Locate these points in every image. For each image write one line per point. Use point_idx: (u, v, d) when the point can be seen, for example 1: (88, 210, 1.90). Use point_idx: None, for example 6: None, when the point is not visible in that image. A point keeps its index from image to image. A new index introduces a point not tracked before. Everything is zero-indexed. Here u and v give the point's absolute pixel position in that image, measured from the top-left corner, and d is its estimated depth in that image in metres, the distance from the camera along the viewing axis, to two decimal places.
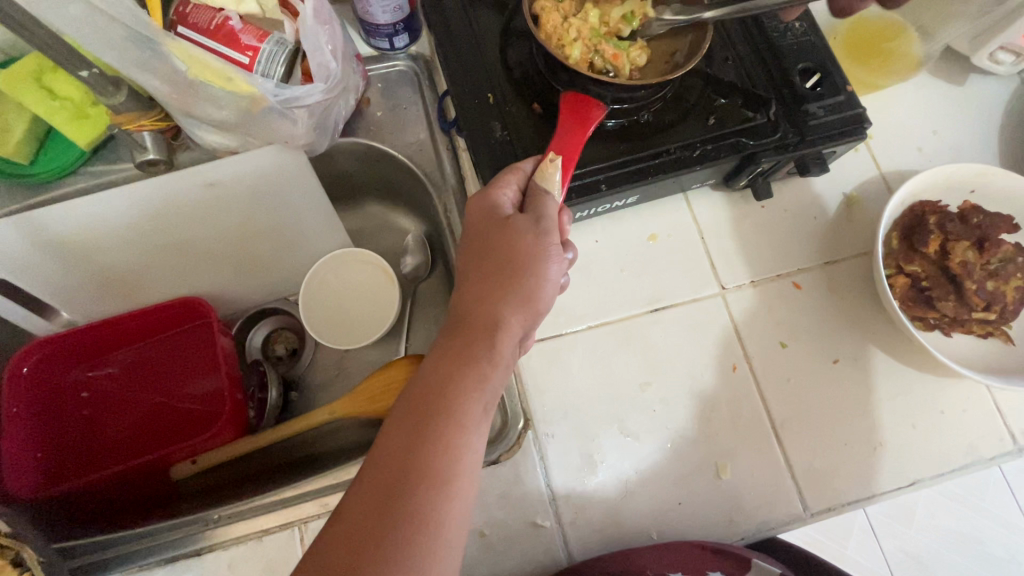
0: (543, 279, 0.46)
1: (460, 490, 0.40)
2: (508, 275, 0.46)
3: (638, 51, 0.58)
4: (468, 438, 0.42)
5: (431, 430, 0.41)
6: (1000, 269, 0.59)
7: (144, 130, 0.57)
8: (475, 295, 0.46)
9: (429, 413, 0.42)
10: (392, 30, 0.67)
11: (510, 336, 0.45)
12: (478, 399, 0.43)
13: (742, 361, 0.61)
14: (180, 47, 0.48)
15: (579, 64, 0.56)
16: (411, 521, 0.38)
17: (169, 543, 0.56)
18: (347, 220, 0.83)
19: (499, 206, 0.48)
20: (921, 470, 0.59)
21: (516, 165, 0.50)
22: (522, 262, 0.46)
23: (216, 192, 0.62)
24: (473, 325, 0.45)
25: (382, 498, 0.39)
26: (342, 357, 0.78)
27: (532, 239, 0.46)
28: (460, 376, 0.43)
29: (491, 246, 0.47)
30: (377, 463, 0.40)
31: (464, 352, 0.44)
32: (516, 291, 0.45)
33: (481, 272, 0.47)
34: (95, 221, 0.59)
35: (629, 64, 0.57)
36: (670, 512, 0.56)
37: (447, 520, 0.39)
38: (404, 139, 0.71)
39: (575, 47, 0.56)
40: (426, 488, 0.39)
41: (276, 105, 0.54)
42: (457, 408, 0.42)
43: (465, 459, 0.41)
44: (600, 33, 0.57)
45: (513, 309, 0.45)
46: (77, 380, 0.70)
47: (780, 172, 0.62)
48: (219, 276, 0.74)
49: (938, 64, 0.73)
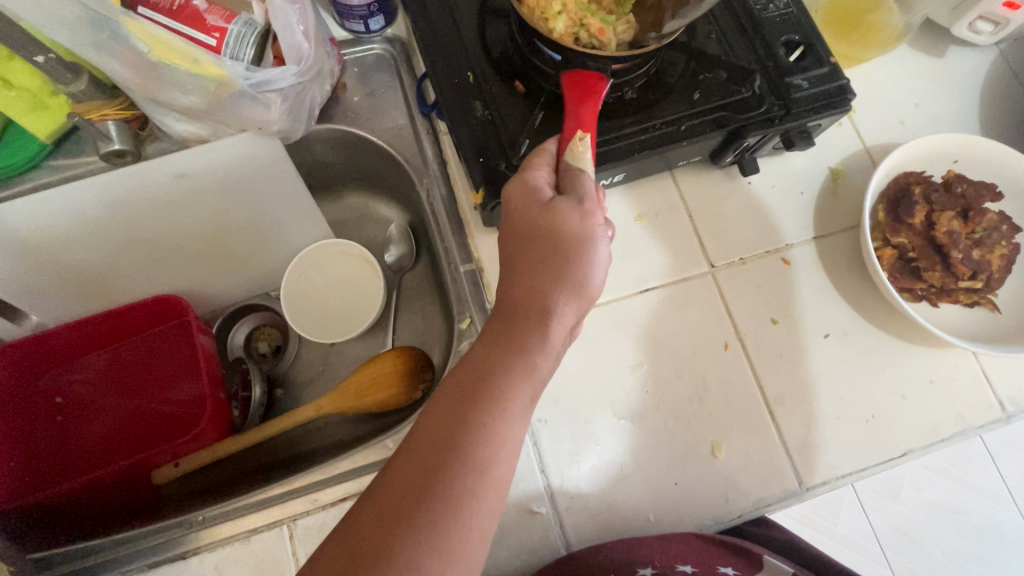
0: (590, 267, 0.44)
1: (499, 479, 0.39)
2: (556, 263, 0.44)
3: (625, 25, 0.54)
4: (512, 427, 0.41)
5: (477, 414, 0.40)
6: (983, 237, 0.60)
7: (107, 120, 0.54)
8: (525, 281, 0.44)
9: (475, 398, 0.40)
10: (366, 12, 0.65)
11: (561, 325, 0.43)
12: (528, 389, 0.41)
13: (734, 339, 0.61)
14: (139, 25, 0.45)
15: (563, 37, 0.52)
16: (449, 506, 0.37)
17: (154, 547, 0.54)
18: (327, 211, 0.81)
19: (537, 186, 0.47)
20: (913, 441, 0.58)
21: (542, 147, 0.49)
22: (569, 246, 0.44)
23: (189, 183, 0.59)
24: (525, 311, 0.43)
25: (420, 480, 0.38)
26: (327, 352, 0.76)
27: (579, 223, 0.45)
28: (507, 363, 0.41)
29: (535, 231, 0.45)
30: (417, 442, 0.39)
31: (512, 340, 0.42)
32: (565, 280, 0.44)
33: (528, 259, 0.45)
34: (60, 216, 0.56)
35: (616, 39, 0.53)
36: (665, 494, 0.56)
37: (483, 508, 0.38)
38: (382, 124, 0.70)
39: (559, 20, 0.52)
40: (466, 473, 0.38)
41: (248, 89, 0.52)
42: (504, 396, 0.40)
43: (507, 448, 0.40)
44: (585, 5, 0.53)
45: (565, 299, 0.44)
46: (50, 385, 0.68)
47: (766, 147, 0.61)
48: (195, 272, 0.71)
49: (917, 36, 0.72)
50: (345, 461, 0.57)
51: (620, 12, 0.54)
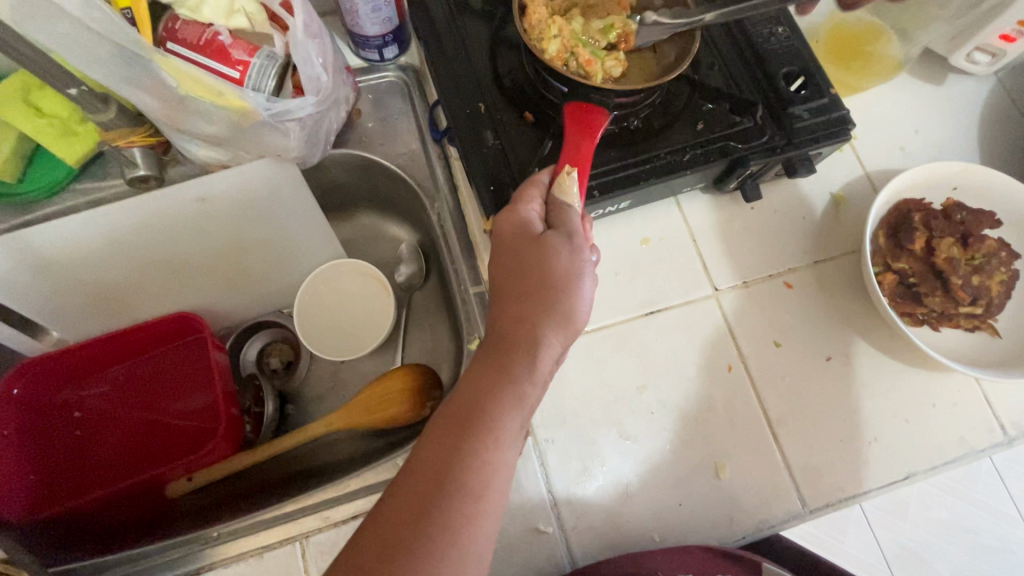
0: (577, 298, 0.46)
1: (493, 505, 0.40)
2: (546, 295, 0.45)
3: (614, 62, 0.57)
4: (505, 454, 0.42)
5: (468, 445, 0.41)
6: (983, 264, 0.61)
7: (133, 146, 0.57)
8: (514, 312, 0.46)
9: (468, 428, 0.42)
10: (381, 42, 0.68)
11: (549, 354, 0.45)
12: (518, 418, 0.43)
13: (737, 361, 0.62)
14: (170, 62, 0.47)
15: (553, 59, 0.56)
16: (447, 534, 0.38)
17: (168, 563, 0.56)
18: (339, 231, 0.83)
19: (529, 222, 0.48)
20: (916, 464, 0.59)
21: (535, 177, 0.51)
22: (557, 280, 0.46)
23: (209, 207, 0.62)
24: (513, 342, 0.45)
25: (417, 509, 0.39)
26: (337, 369, 0.78)
27: (568, 259, 0.47)
28: (498, 393, 0.43)
29: (524, 264, 0.47)
30: (413, 473, 0.41)
31: (502, 369, 0.44)
32: (554, 312, 0.45)
33: (516, 290, 0.46)
34: (85, 238, 0.59)
35: (601, 72, 0.57)
36: (669, 513, 0.56)
37: (480, 534, 0.39)
38: (395, 149, 0.72)
39: (553, 43, 0.57)
40: (460, 501, 0.39)
41: (268, 120, 0.54)
42: (496, 425, 0.42)
43: (500, 474, 0.41)
44: (579, 37, 0.58)
45: (552, 330, 0.45)
46: (69, 399, 0.69)
47: (769, 174, 0.63)
48: (212, 290, 0.74)
49: (917, 65, 0.74)
50: (356, 479, 0.58)
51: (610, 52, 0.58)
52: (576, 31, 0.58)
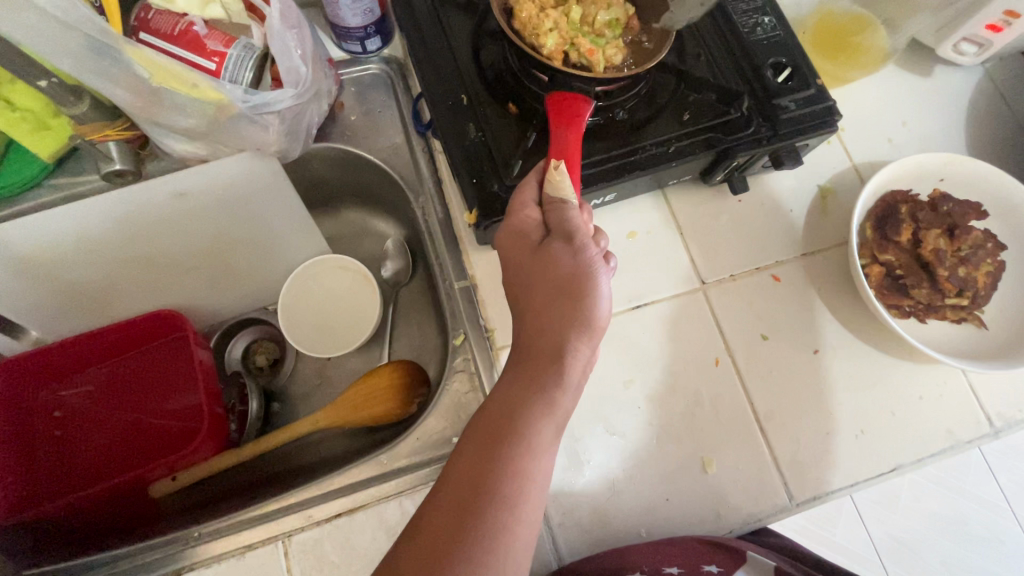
0: (597, 300, 0.45)
1: (528, 513, 0.40)
2: (565, 300, 0.45)
3: (614, 50, 0.56)
4: (540, 462, 0.42)
5: (502, 453, 0.41)
6: (969, 255, 0.61)
7: (108, 140, 0.55)
8: (534, 321, 0.45)
9: (501, 437, 0.42)
10: (363, 33, 0.67)
11: (578, 362, 0.44)
12: (550, 426, 0.42)
13: (725, 355, 0.62)
14: (141, 53, 0.46)
15: (553, 54, 0.55)
16: (483, 542, 0.38)
17: (153, 562, 0.54)
18: (325, 227, 0.82)
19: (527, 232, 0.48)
20: (902, 457, 0.59)
21: (525, 182, 0.50)
22: (572, 285, 0.45)
23: (188, 202, 0.60)
24: (539, 352, 0.44)
25: (454, 519, 0.39)
26: (323, 367, 0.77)
27: (571, 263, 0.46)
28: (528, 402, 0.43)
29: (534, 273, 0.47)
30: (450, 482, 0.41)
31: (531, 378, 0.44)
32: (575, 317, 0.44)
33: (532, 301, 0.46)
34: (62, 237, 0.58)
35: (604, 62, 0.56)
36: (657, 509, 0.56)
37: (516, 542, 0.39)
38: (379, 142, 0.71)
39: (550, 37, 0.54)
40: (496, 508, 0.39)
41: (246, 111, 0.53)
42: (529, 433, 0.42)
43: (534, 483, 0.41)
44: (578, 26, 0.56)
45: (578, 336, 0.44)
46: (48, 401, 0.68)
47: (755, 166, 0.62)
48: (193, 287, 0.72)
49: (905, 57, 0.74)
50: (340, 478, 0.58)
51: (609, 40, 0.57)
52: (574, 20, 0.56)
